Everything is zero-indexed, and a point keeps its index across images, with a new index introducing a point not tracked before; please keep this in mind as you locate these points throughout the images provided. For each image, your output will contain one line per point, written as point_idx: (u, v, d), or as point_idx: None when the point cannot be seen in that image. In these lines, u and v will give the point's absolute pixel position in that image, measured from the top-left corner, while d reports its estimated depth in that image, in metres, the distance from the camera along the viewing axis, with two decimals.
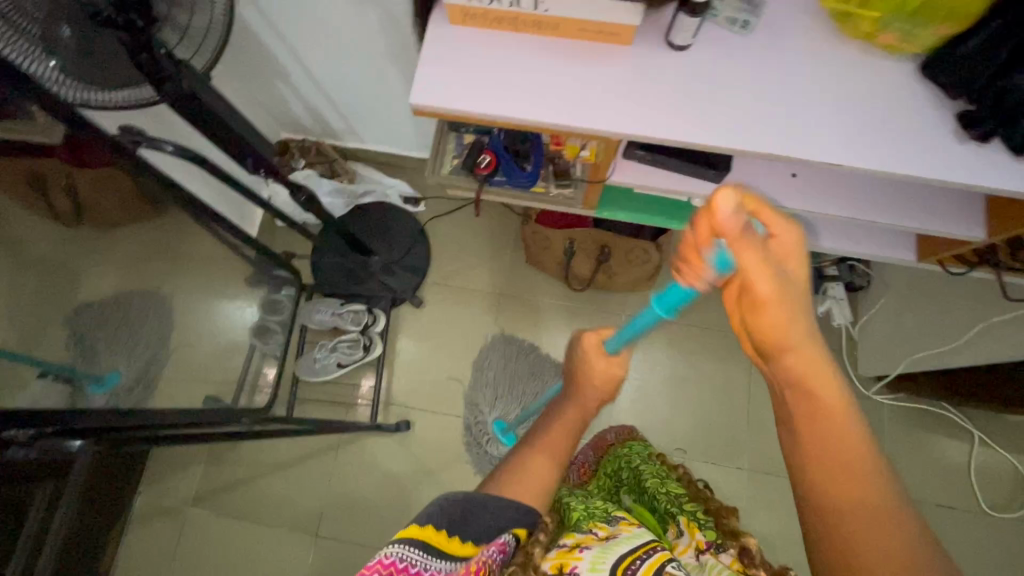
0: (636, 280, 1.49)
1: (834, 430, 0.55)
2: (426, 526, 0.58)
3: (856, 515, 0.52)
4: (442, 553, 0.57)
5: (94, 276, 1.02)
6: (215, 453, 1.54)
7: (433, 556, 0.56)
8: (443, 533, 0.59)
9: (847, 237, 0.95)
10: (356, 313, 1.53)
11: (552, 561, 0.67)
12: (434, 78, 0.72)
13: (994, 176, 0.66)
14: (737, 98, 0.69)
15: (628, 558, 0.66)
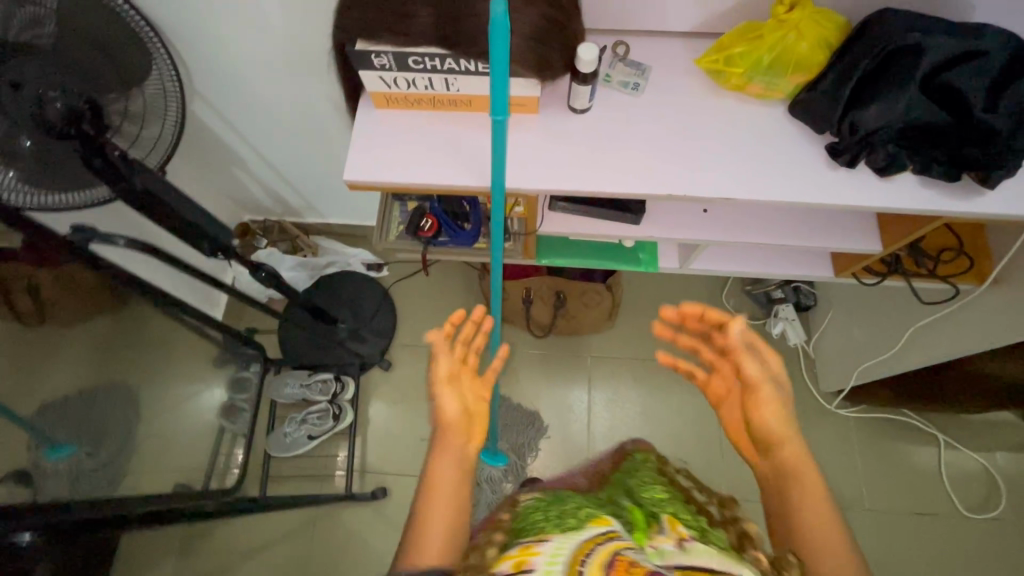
0: (594, 322, 1.55)
1: (814, 503, 0.57)
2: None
3: (791, 498, 0.58)
4: None
5: (52, 372, 1.02)
6: (186, 545, 1.49)
7: None
8: None
9: (768, 262, 1.03)
10: (325, 382, 1.55)
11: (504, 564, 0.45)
12: (364, 157, 0.79)
13: (867, 196, 0.74)
14: (634, 149, 0.78)
15: (581, 555, 0.44)
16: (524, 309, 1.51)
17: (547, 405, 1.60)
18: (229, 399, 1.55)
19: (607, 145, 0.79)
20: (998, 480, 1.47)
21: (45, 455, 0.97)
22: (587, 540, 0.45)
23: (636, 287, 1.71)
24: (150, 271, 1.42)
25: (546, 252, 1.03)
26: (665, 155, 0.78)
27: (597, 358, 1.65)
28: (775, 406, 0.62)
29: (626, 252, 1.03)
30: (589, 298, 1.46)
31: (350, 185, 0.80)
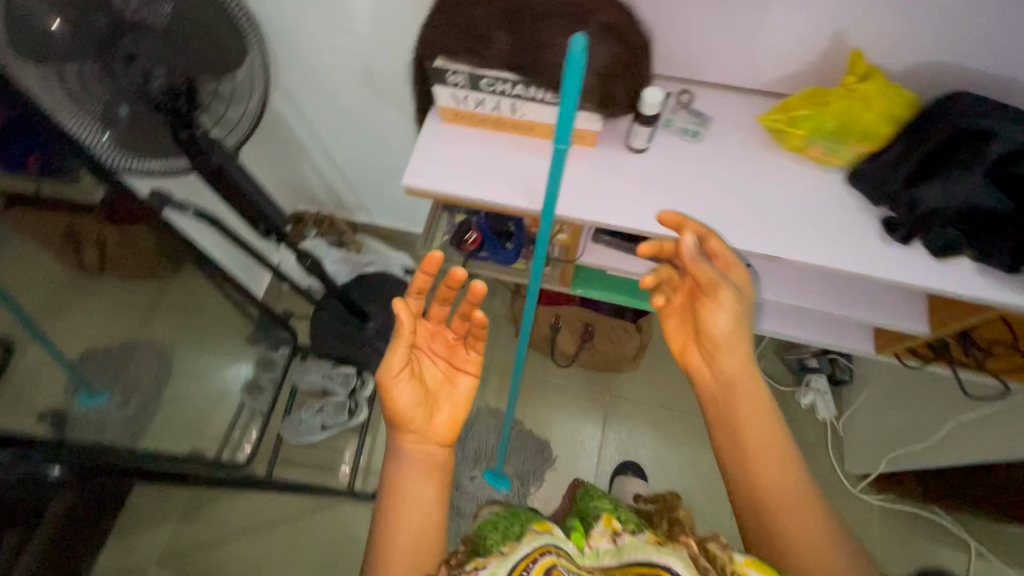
0: (618, 360, 1.54)
1: (758, 424, 0.65)
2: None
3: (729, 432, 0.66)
4: None
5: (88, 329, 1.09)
6: (190, 509, 1.53)
7: None
8: None
9: (806, 328, 1.03)
10: (347, 375, 1.58)
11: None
12: (423, 166, 0.83)
13: (918, 274, 0.73)
14: (686, 195, 0.80)
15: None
16: (551, 336, 1.52)
17: (558, 436, 1.59)
18: (254, 377, 1.60)
19: (658, 185, 0.81)
20: None
21: (80, 400, 1.05)
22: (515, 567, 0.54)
23: (667, 332, 1.70)
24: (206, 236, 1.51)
25: (583, 282, 1.06)
26: (718, 205, 0.79)
27: (616, 396, 1.63)
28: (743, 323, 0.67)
29: None
30: (616, 335, 1.46)
31: (409, 190, 0.83)
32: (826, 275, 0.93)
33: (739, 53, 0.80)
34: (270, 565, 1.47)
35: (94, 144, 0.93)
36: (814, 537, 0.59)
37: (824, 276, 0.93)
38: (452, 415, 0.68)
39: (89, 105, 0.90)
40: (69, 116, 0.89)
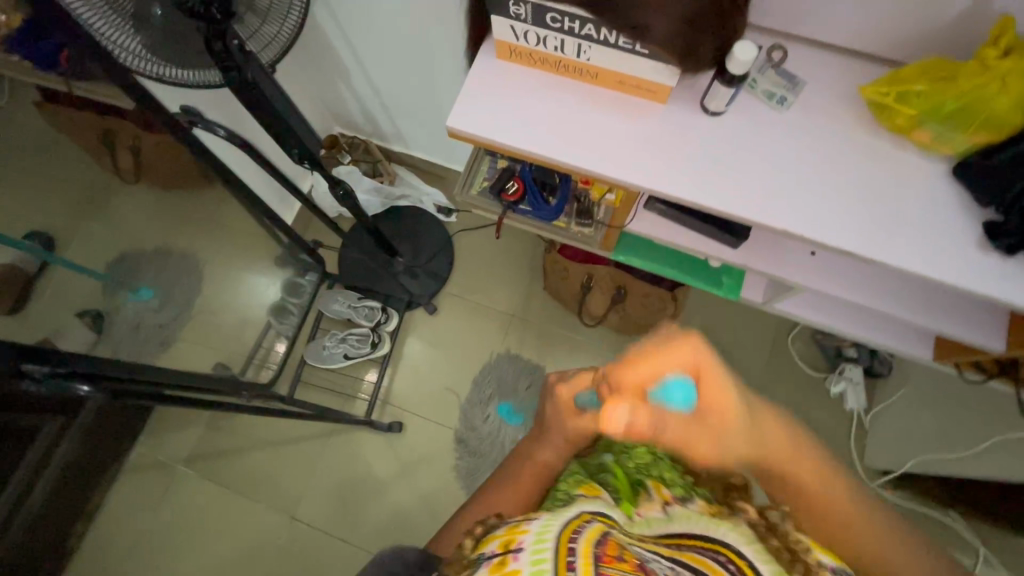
0: (646, 326, 1.50)
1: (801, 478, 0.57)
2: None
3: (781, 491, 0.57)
4: None
5: None
6: (216, 418, 1.61)
7: None
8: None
9: (859, 321, 0.94)
10: (372, 310, 1.58)
11: (496, 543, 0.44)
12: (472, 107, 0.76)
13: (1013, 292, 0.65)
14: (762, 170, 0.71)
15: (566, 535, 0.42)
16: (581, 294, 1.47)
17: None
18: (281, 300, 1.60)
19: (731, 155, 0.72)
20: None
21: (117, 306, 1.17)
22: (569, 522, 0.45)
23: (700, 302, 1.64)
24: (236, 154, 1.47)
25: (625, 249, 0.99)
26: (796, 185, 0.70)
27: None
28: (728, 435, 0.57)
29: (710, 272, 0.96)
30: (649, 303, 1.41)
31: (454, 134, 0.76)
32: (897, 278, 0.83)
33: (852, 7, 0.68)
34: (288, 478, 1.55)
35: (121, 47, 0.88)
36: (887, 547, 0.53)
37: (895, 279, 0.83)
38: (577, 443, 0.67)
39: (122, 5, 0.85)
40: (98, 14, 0.84)
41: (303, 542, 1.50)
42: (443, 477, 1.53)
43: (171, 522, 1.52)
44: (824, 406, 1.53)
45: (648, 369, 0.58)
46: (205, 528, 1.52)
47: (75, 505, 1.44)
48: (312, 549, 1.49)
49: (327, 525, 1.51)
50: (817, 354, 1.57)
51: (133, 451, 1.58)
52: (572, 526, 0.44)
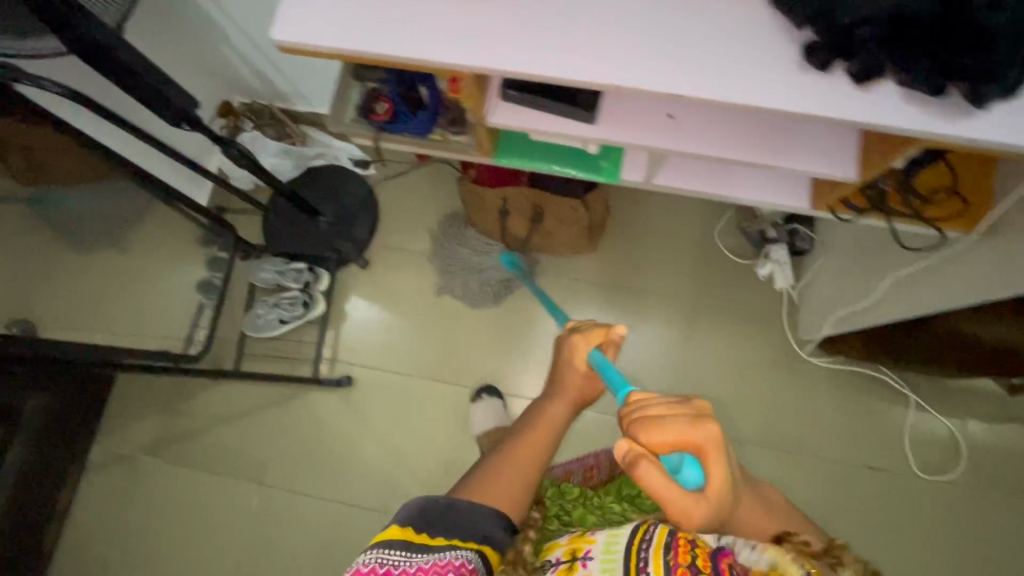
0: (571, 241, 1.51)
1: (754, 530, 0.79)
2: (393, 526, 0.76)
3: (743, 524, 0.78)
4: (421, 547, 0.76)
5: None
6: (168, 405, 1.61)
7: (413, 553, 0.75)
8: (419, 532, 0.77)
9: (738, 184, 0.94)
10: (299, 271, 1.58)
11: (564, 549, 0.83)
12: (295, 15, 0.73)
13: (836, 107, 0.66)
14: (588, 28, 0.70)
15: (633, 556, 0.74)
16: (500, 219, 1.48)
17: (517, 320, 1.63)
18: (207, 278, 1.57)
19: (556, 19, 0.71)
20: (960, 448, 1.45)
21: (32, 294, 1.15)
22: (638, 530, 0.77)
23: (626, 211, 1.66)
24: (111, 134, 1.37)
25: (506, 151, 0.99)
26: (620, 39, 0.69)
27: (573, 279, 1.63)
28: (715, 516, 0.64)
29: (589, 158, 0.97)
30: (565, 215, 1.42)
31: (284, 47, 0.74)
32: (755, 126, 0.84)
33: None
34: (250, 446, 1.57)
35: None
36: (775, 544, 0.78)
37: (753, 127, 0.84)
38: (546, 424, 0.92)
39: None
40: None
41: (275, 504, 1.54)
42: (401, 420, 1.58)
43: (143, 508, 1.55)
44: (755, 290, 1.58)
45: (669, 435, 0.64)
46: (177, 509, 1.55)
47: (38, 509, 1.45)
48: (285, 509, 1.53)
49: (295, 485, 1.55)
50: (743, 242, 1.61)
51: (92, 450, 1.59)
52: (638, 544, 0.75)
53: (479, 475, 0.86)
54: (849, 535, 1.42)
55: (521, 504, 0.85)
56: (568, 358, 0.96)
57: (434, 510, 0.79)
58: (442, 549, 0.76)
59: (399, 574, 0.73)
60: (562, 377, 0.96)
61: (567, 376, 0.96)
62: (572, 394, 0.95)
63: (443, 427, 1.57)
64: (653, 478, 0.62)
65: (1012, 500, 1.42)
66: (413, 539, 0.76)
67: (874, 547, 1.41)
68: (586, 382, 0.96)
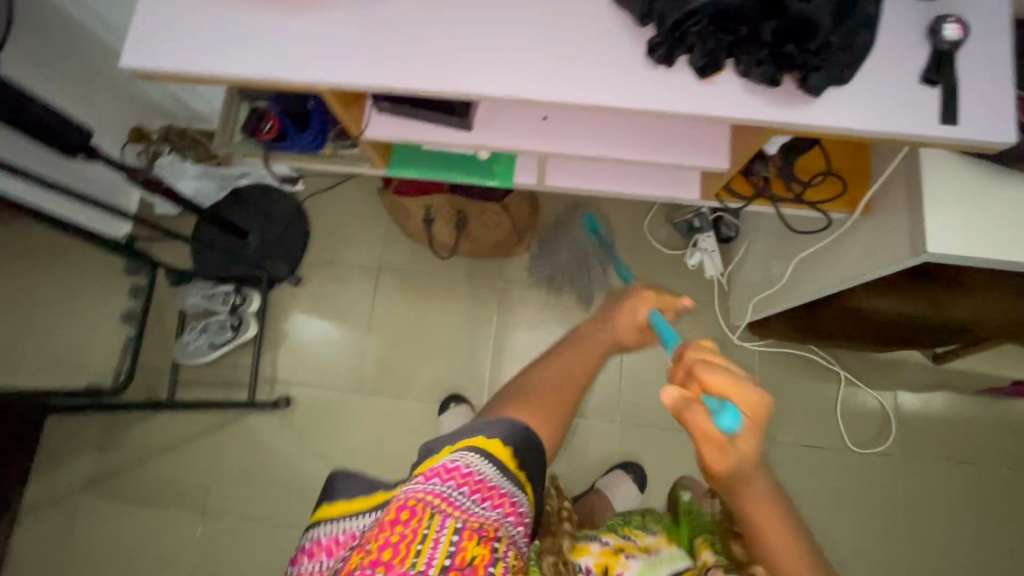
0: (501, 243, 1.52)
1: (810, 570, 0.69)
2: (495, 440, 0.66)
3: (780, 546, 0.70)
4: (501, 467, 0.64)
5: None
6: (103, 441, 1.57)
7: (490, 466, 0.63)
8: (507, 450, 0.66)
9: (627, 178, 0.95)
10: (227, 294, 1.57)
11: (594, 559, 0.74)
12: (142, 40, 0.71)
13: (685, 102, 0.67)
14: (439, 37, 0.69)
15: None
16: (427, 227, 1.47)
17: (455, 327, 1.63)
18: (131, 307, 1.54)
19: (407, 29, 0.70)
20: (891, 419, 1.49)
21: None
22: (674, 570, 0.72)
23: (556, 210, 1.67)
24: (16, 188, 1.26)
25: (399, 162, 0.99)
26: (470, 45, 0.69)
27: (509, 281, 1.64)
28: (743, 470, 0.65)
29: (480, 164, 0.97)
30: (488, 219, 1.41)
31: (133, 73, 0.72)
32: (630, 123, 0.84)
33: None
34: (191, 476, 1.54)
35: None
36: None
37: (627, 124, 0.84)
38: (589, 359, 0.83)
39: None
40: None
41: (220, 532, 1.51)
42: (344, 436, 1.56)
43: (84, 549, 1.51)
44: (687, 279, 1.60)
45: (720, 385, 0.63)
46: (119, 547, 1.51)
47: None
48: (231, 537, 1.51)
49: (240, 511, 1.52)
50: (672, 233, 1.63)
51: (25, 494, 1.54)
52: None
53: (528, 393, 0.76)
54: None
55: (555, 439, 0.75)
56: (617, 307, 0.88)
57: (517, 429, 0.69)
58: (522, 493, 0.64)
59: (494, 495, 0.61)
60: (608, 320, 0.87)
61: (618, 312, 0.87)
62: (626, 334, 0.86)
63: (387, 439, 1.56)
64: (695, 422, 0.62)
65: (944, 466, 1.46)
66: (499, 458, 0.64)
67: (817, 522, 1.44)
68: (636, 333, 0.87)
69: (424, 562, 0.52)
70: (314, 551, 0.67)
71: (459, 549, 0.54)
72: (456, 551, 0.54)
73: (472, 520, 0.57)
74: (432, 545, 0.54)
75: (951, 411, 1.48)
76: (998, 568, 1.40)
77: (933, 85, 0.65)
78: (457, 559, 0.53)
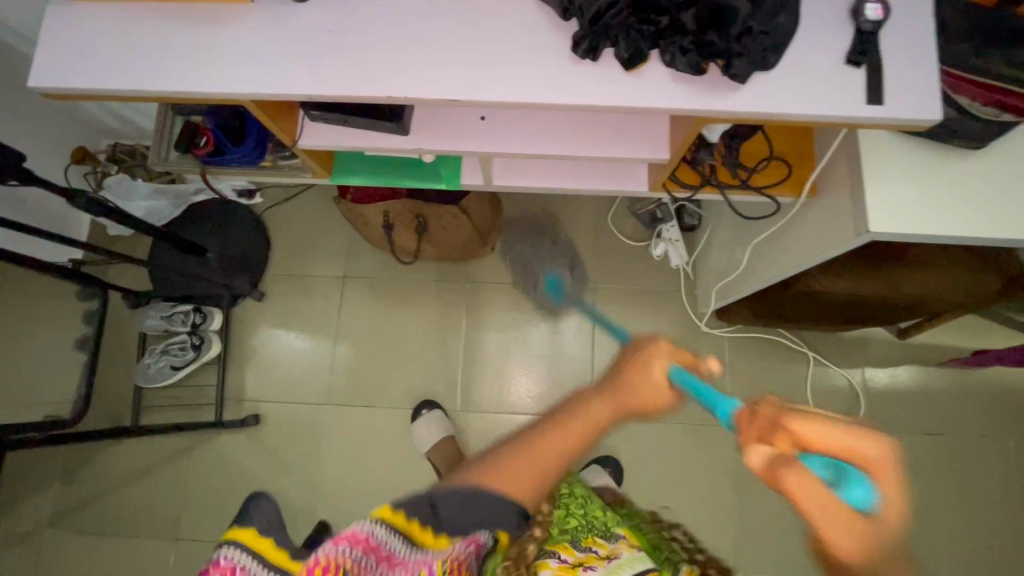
0: (464, 245, 1.50)
1: None
2: (399, 508, 0.61)
3: None
4: (417, 545, 0.59)
5: None
6: (67, 472, 1.53)
7: (412, 548, 0.59)
8: (418, 525, 0.61)
9: (574, 175, 0.94)
10: (186, 313, 1.52)
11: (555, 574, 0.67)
12: (51, 60, 0.69)
13: (612, 96, 0.66)
14: (359, 40, 0.67)
15: None
16: (386, 233, 1.45)
17: (425, 333, 1.60)
18: (85, 333, 1.47)
19: (326, 34, 0.68)
20: (860, 397, 1.50)
21: None
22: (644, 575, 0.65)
23: (520, 208, 1.65)
24: None
25: (341, 170, 0.97)
26: (393, 48, 0.67)
27: (476, 283, 1.62)
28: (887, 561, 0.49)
29: (425, 168, 0.96)
30: (448, 222, 1.40)
31: (45, 93, 0.70)
32: (568, 118, 0.83)
33: None
34: (161, 502, 1.51)
35: None
36: None
37: (566, 120, 0.83)
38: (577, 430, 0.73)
39: None
40: None
41: (194, 557, 1.48)
42: (317, 451, 1.54)
43: None
44: (653, 269, 1.60)
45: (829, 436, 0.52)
46: None
47: None
48: (205, 561, 1.47)
49: (213, 534, 1.49)
50: (636, 224, 1.62)
51: None
52: None
53: (518, 446, 0.73)
54: None
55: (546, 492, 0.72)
56: (628, 369, 0.74)
57: (467, 496, 0.67)
58: (458, 544, 0.62)
59: (397, 564, 0.57)
60: (624, 385, 0.73)
61: (647, 374, 0.72)
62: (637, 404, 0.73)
63: (361, 451, 1.53)
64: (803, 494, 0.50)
65: (914, 439, 1.48)
66: (418, 537, 0.60)
67: None
68: (662, 393, 0.71)
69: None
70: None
71: None
72: None
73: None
74: None
75: (917, 385, 1.51)
76: (970, 536, 1.43)
77: (857, 66, 0.65)
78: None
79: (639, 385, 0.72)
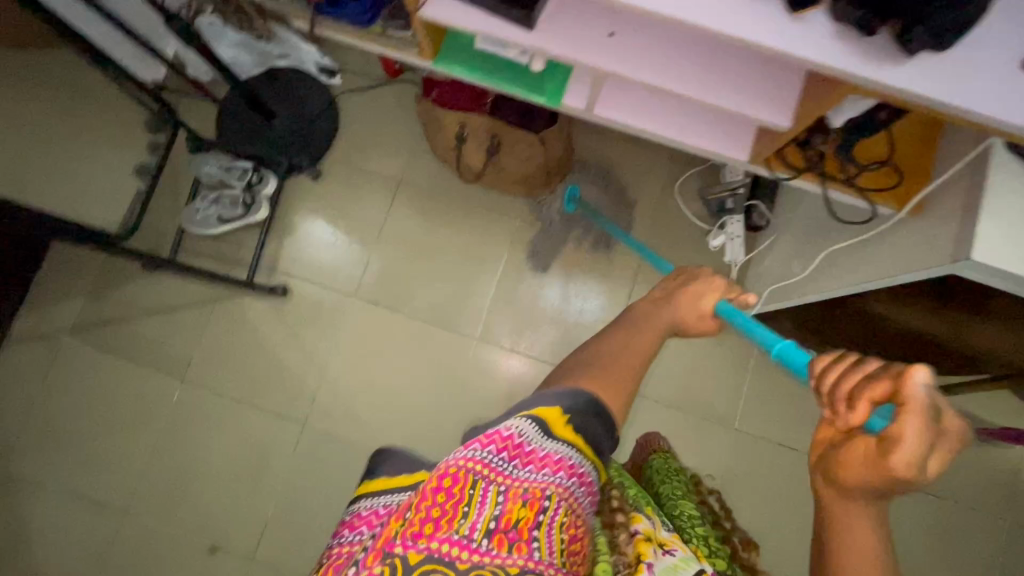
0: (529, 179, 1.48)
1: None
2: (554, 407, 0.66)
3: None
4: (552, 435, 0.64)
5: None
6: (98, 289, 1.57)
7: (544, 436, 0.63)
8: (562, 417, 0.66)
9: (680, 126, 0.91)
10: (244, 171, 1.53)
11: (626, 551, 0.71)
12: None
13: (768, 36, 0.62)
14: None
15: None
16: (457, 145, 1.42)
17: (464, 255, 1.60)
18: (146, 161, 1.48)
19: None
20: None
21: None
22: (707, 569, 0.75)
23: (591, 161, 1.61)
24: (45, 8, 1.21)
25: (447, 57, 0.94)
26: None
27: (527, 221, 1.60)
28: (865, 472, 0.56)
29: (533, 79, 0.93)
30: (522, 149, 1.37)
31: None
32: (699, 59, 0.79)
33: None
34: (177, 342, 1.56)
35: None
36: None
37: (696, 60, 0.79)
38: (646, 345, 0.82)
39: None
40: None
41: (195, 401, 1.54)
42: (333, 337, 1.57)
43: (61, 388, 1.54)
44: (705, 258, 1.56)
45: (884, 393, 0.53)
46: (95, 393, 1.54)
47: None
48: (205, 407, 1.53)
49: (217, 385, 1.54)
50: (703, 209, 1.58)
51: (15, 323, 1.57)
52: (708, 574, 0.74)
53: (594, 362, 0.78)
54: (751, 504, 1.46)
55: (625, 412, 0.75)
56: (684, 290, 0.88)
57: (585, 404, 0.69)
58: (580, 454, 0.65)
59: (532, 457, 0.62)
60: (674, 299, 0.86)
61: (683, 295, 0.87)
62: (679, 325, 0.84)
63: (374, 348, 1.56)
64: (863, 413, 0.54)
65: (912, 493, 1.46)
66: (552, 425, 0.65)
67: (772, 517, 1.46)
68: (701, 319, 0.86)
69: (469, 525, 0.56)
70: (354, 523, 0.64)
71: (504, 511, 0.57)
72: (501, 512, 0.57)
73: (515, 487, 0.59)
74: (476, 516, 0.56)
75: None
76: None
77: None
78: (502, 521, 0.57)
79: (690, 308, 0.85)
